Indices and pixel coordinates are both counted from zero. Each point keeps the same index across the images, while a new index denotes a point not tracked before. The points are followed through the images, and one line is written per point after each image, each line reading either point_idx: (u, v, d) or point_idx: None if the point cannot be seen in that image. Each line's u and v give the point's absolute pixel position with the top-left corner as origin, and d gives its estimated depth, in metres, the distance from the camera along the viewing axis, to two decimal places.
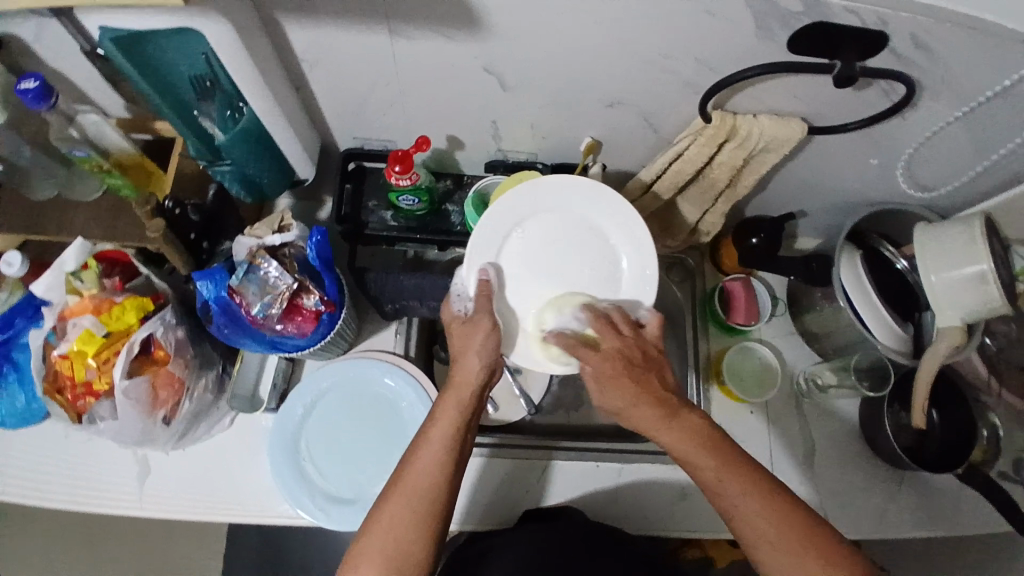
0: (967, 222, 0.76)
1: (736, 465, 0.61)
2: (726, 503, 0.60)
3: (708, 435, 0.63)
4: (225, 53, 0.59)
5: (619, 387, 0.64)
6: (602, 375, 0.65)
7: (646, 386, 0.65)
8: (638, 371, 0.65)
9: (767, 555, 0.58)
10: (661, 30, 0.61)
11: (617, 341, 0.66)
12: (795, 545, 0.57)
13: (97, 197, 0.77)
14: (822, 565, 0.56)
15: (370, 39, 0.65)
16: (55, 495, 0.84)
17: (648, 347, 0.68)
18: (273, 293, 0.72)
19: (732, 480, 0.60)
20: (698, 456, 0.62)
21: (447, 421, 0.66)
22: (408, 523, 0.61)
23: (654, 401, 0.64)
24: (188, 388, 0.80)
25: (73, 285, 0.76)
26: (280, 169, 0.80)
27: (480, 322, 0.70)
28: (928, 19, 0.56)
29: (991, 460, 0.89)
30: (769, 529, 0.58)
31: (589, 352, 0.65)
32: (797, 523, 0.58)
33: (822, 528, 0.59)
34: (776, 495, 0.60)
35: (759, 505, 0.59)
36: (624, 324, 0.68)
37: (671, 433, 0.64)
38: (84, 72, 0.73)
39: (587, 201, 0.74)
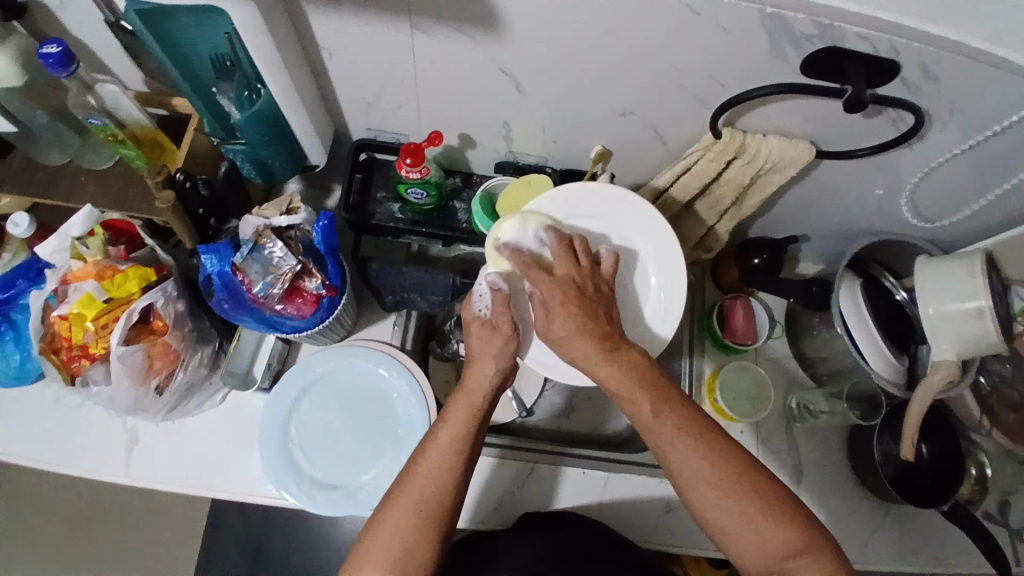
0: (971, 257, 0.76)
1: (670, 402, 0.62)
2: (663, 440, 0.61)
3: (645, 371, 0.64)
4: (246, 33, 0.60)
5: (565, 314, 0.65)
6: (552, 301, 0.66)
7: (596, 316, 0.65)
8: (586, 299, 0.66)
9: (704, 492, 0.59)
10: (675, 43, 0.62)
11: (571, 268, 0.68)
12: (730, 483, 0.58)
13: (108, 166, 0.80)
14: (759, 502, 0.58)
15: (391, 31, 0.66)
16: (44, 457, 0.85)
17: (599, 282, 0.69)
18: (275, 273, 0.73)
19: (668, 415, 0.61)
20: (633, 392, 0.63)
21: (458, 424, 0.66)
22: (413, 527, 0.62)
23: (599, 334, 0.65)
24: (182, 361, 0.80)
25: (78, 250, 0.77)
26: (292, 157, 0.82)
27: (500, 329, 0.69)
28: (941, 51, 0.57)
29: (978, 498, 0.90)
30: (706, 467, 0.59)
31: (540, 274, 0.67)
32: (735, 460, 0.59)
33: (761, 471, 0.59)
34: (711, 434, 0.61)
35: (694, 443, 0.60)
36: (581, 254, 0.70)
37: (609, 371, 0.64)
38: (106, 42, 0.74)
39: (626, 215, 0.77)
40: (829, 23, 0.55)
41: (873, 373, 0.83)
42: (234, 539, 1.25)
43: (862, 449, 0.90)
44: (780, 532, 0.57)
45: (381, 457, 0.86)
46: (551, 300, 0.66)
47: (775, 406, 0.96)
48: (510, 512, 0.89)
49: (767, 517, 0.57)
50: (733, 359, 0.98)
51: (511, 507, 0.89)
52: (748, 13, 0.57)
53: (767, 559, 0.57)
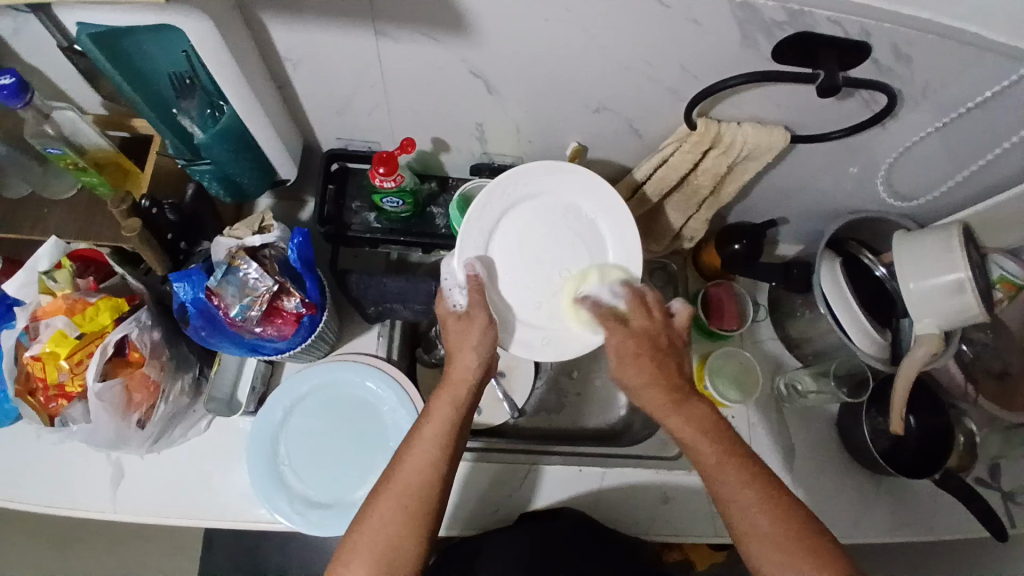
0: (947, 231, 0.77)
1: (738, 457, 0.65)
2: (726, 491, 0.64)
3: (715, 426, 0.68)
4: (205, 50, 0.58)
5: (638, 363, 0.69)
6: (623, 351, 0.70)
7: (668, 367, 0.70)
8: (661, 353, 0.70)
9: (763, 548, 0.61)
10: (646, 37, 0.61)
11: (645, 321, 0.71)
12: (787, 539, 0.61)
13: (73, 195, 0.77)
14: (815, 559, 0.60)
15: (354, 40, 0.64)
16: (25, 498, 0.82)
17: (674, 336, 0.72)
18: (252, 294, 0.71)
19: (733, 468, 0.64)
20: (701, 442, 0.66)
21: (440, 418, 0.67)
22: (399, 522, 0.62)
23: (670, 386, 0.69)
24: (163, 391, 0.78)
25: (47, 284, 0.74)
26: (261, 172, 0.79)
27: (476, 318, 0.70)
28: (913, 30, 0.56)
29: (968, 465, 0.92)
30: (765, 522, 0.62)
31: (618, 326, 0.71)
32: (792, 516, 0.62)
33: (815, 527, 0.62)
34: (774, 492, 0.64)
35: (755, 497, 0.63)
36: (656, 309, 0.73)
37: (681, 419, 0.68)
38: (58, 65, 0.71)
39: (575, 187, 0.75)
40: (799, 9, 0.55)
41: (857, 349, 0.83)
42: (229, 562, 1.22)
43: (851, 425, 0.91)
44: None
45: (373, 470, 0.85)
46: (628, 349, 0.70)
47: (764, 388, 0.96)
48: (509, 515, 0.88)
49: (820, 573, 0.59)
50: (720, 346, 0.98)
51: (508, 510, 0.88)
52: (717, 4, 0.56)
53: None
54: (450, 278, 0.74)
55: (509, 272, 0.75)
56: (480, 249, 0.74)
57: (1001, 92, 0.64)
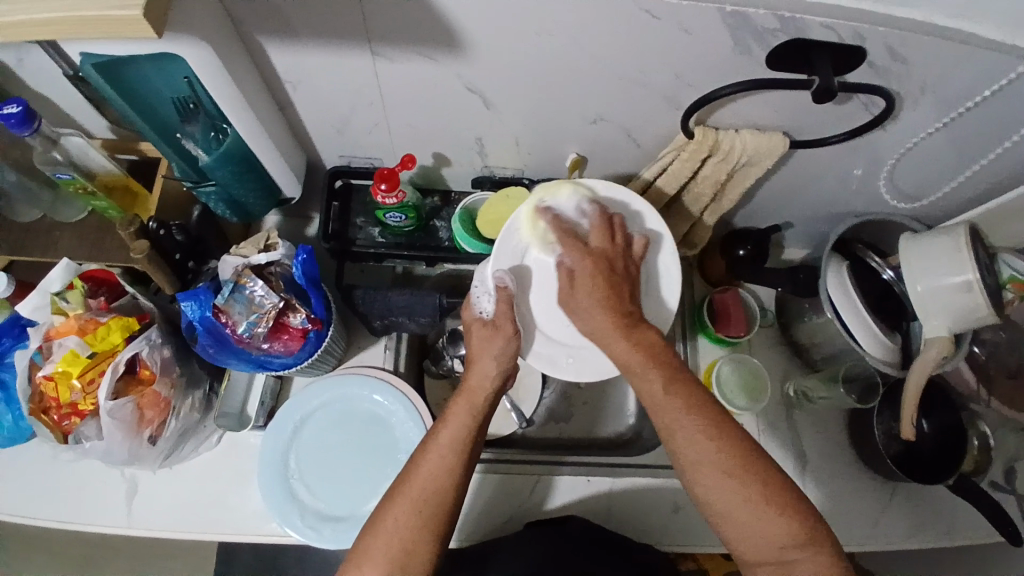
0: (954, 231, 0.76)
1: (683, 384, 0.62)
2: (669, 419, 0.61)
3: (660, 353, 0.65)
4: (206, 75, 0.59)
5: (590, 284, 0.67)
6: (581, 269, 0.69)
7: (619, 292, 0.67)
8: (613, 276, 0.68)
9: (708, 476, 0.59)
10: (639, 48, 0.62)
11: (605, 244, 0.70)
12: (737, 469, 0.58)
13: (82, 218, 0.79)
14: (765, 492, 0.57)
15: (352, 60, 0.65)
16: (44, 515, 0.84)
17: (629, 264, 0.71)
18: (259, 311, 0.73)
19: (678, 395, 0.61)
20: (646, 368, 0.63)
21: (458, 424, 0.66)
22: (415, 526, 0.62)
23: (620, 311, 0.66)
24: (173, 408, 0.79)
25: (59, 305, 0.76)
26: (266, 191, 0.81)
27: (502, 328, 0.71)
28: (907, 32, 0.56)
29: (983, 469, 0.89)
30: (713, 451, 0.59)
31: (576, 245, 0.70)
32: (742, 448, 0.59)
33: (776, 469, 0.59)
34: (720, 420, 0.61)
35: (701, 425, 0.60)
36: (619, 233, 0.71)
37: (627, 345, 0.65)
38: (68, 94, 0.73)
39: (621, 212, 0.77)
40: (790, 15, 0.55)
41: (864, 353, 0.83)
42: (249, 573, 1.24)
43: (863, 430, 0.90)
44: (785, 524, 0.57)
45: (383, 482, 0.86)
46: (581, 270, 0.68)
47: (773, 393, 0.96)
48: (518, 525, 0.89)
49: (769, 505, 0.57)
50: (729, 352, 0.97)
51: (518, 519, 0.89)
52: (708, 13, 0.56)
53: (764, 545, 0.57)
54: (480, 285, 0.75)
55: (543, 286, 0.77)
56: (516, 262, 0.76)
57: (1001, 91, 0.64)
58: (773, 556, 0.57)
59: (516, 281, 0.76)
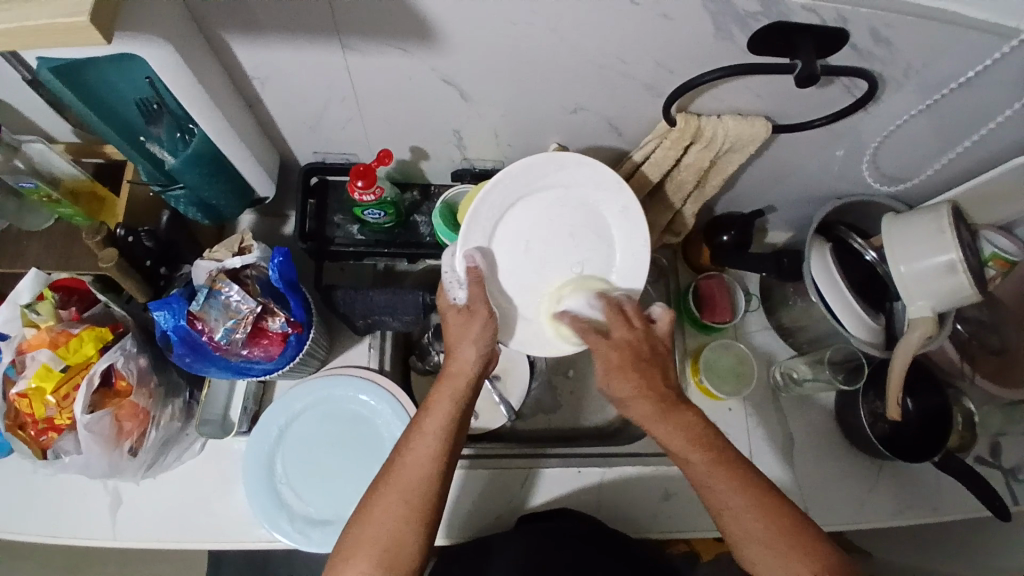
0: (937, 212, 0.76)
1: (728, 461, 0.63)
2: (718, 500, 0.63)
3: (704, 433, 0.64)
4: (170, 75, 0.57)
5: (623, 378, 0.65)
6: (609, 366, 0.66)
7: (652, 377, 0.66)
8: (644, 363, 0.66)
9: (758, 552, 0.61)
10: (617, 36, 0.60)
11: (627, 332, 0.67)
12: (785, 545, 0.60)
13: (49, 226, 0.76)
14: (811, 564, 0.59)
15: (323, 54, 0.63)
16: (24, 530, 0.82)
17: (657, 342, 0.68)
18: (236, 317, 0.71)
19: (725, 475, 0.62)
20: (690, 452, 0.64)
21: (441, 412, 0.65)
22: (402, 517, 0.61)
23: (657, 396, 0.65)
24: (153, 418, 0.78)
25: (29, 317, 0.74)
26: (237, 192, 0.78)
27: (477, 312, 0.68)
28: (889, 14, 0.55)
29: (968, 444, 0.91)
30: (759, 527, 0.61)
31: (599, 340, 0.66)
32: (788, 522, 0.61)
33: (820, 539, 0.61)
34: (768, 496, 0.62)
35: (750, 504, 0.61)
36: (637, 317, 0.68)
37: (670, 431, 0.64)
38: (23, 97, 0.70)
39: (583, 176, 0.72)
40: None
41: (852, 337, 0.82)
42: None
43: (849, 411, 0.90)
44: None
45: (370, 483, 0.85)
46: (609, 365, 0.65)
47: (760, 377, 0.96)
48: (510, 520, 0.88)
49: (813, 573, 0.59)
50: (713, 338, 0.98)
51: (509, 515, 0.88)
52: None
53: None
54: (451, 272, 0.72)
55: (511, 266, 0.74)
56: (484, 241, 0.72)
57: (985, 71, 0.63)
58: None
59: (484, 263, 0.72)
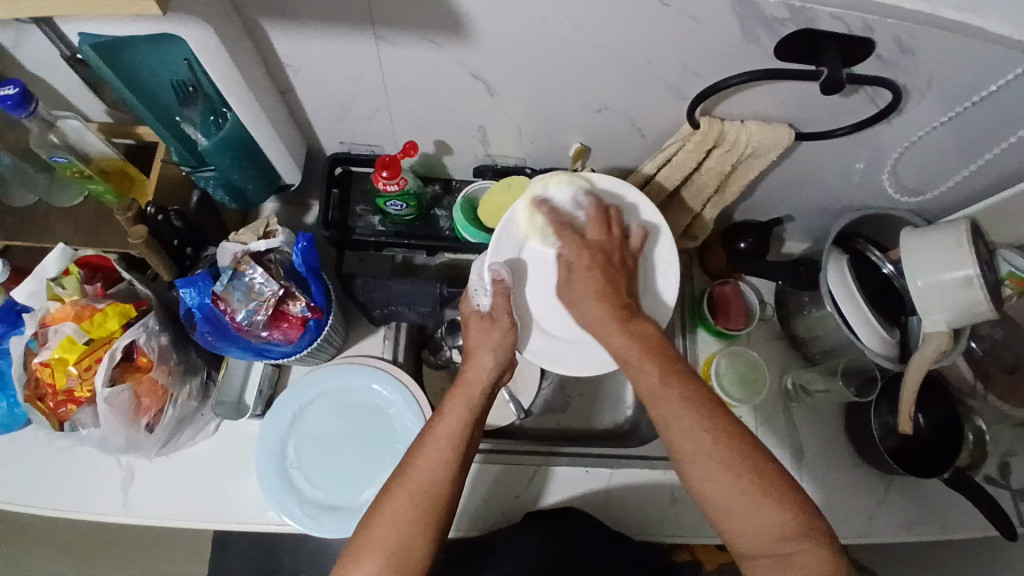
0: (956, 226, 0.76)
1: (680, 373, 0.62)
2: (666, 412, 0.61)
3: (657, 344, 0.65)
4: (207, 58, 0.58)
5: (587, 275, 0.69)
6: (578, 261, 0.70)
7: (615, 283, 0.69)
8: (609, 266, 0.69)
9: (705, 467, 0.58)
10: (645, 37, 0.61)
11: (601, 235, 0.71)
12: (733, 460, 0.58)
13: (77, 204, 0.78)
14: (760, 482, 0.57)
15: (356, 44, 0.64)
16: (39, 502, 0.83)
17: (627, 255, 0.72)
18: (258, 299, 0.72)
19: (676, 384, 0.61)
20: (642, 360, 0.64)
21: (455, 417, 0.66)
22: (411, 519, 0.61)
23: (617, 301, 0.67)
24: (171, 396, 0.79)
25: (55, 291, 0.76)
26: (265, 179, 0.80)
27: (499, 321, 0.72)
28: (915, 25, 0.56)
29: (978, 463, 0.90)
30: (708, 441, 0.58)
31: (574, 237, 0.71)
32: (736, 436, 0.59)
33: (775, 463, 0.58)
34: (716, 408, 0.60)
35: (699, 414, 0.60)
36: (615, 226, 0.72)
37: (625, 338, 0.65)
38: (63, 75, 0.72)
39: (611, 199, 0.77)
40: (800, 5, 0.54)
41: (864, 348, 0.83)
42: (241, 565, 1.22)
43: (860, 422, 0.90)
44: (780, 515, 0.56)
45: (381, 472, 0.85)
46: (577, 261, 0.70)
47: (772, 385, 0.96)
48: (517, 516, 0.89)
49: (766, 497, 0.56)
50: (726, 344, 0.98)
51: (515, 511, 0.89)
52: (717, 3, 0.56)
53: (761, 537, 0.56)
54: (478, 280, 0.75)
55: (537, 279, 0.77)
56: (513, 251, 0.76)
57: (1009, 85, 0.63)
58: (770, 549, 0.56)
59: (511, 275, 0.75)
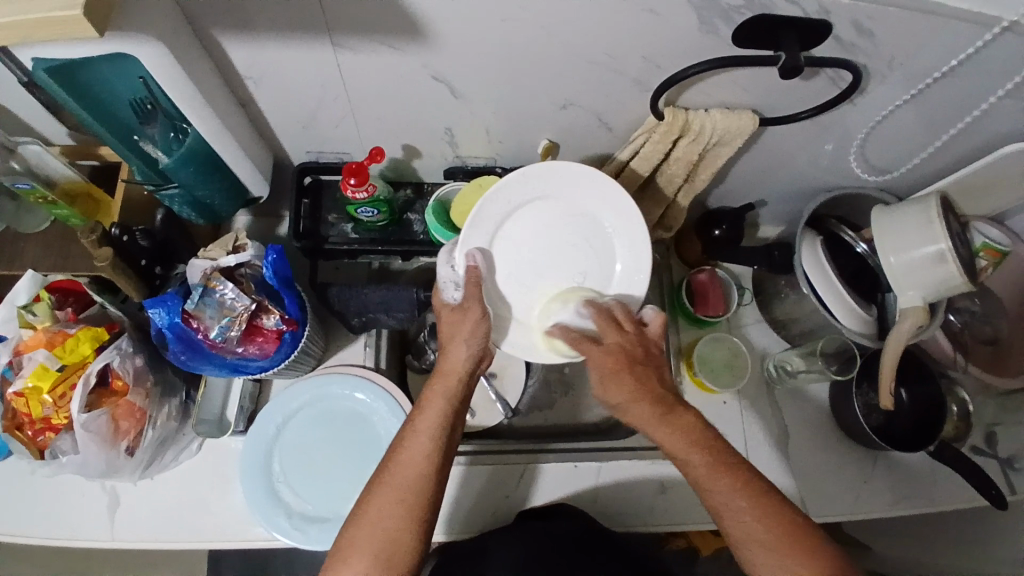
0: (925, 203, 0.76)
1: (726, 462, 0.64)
2: (718, 503, 0.62)
3: (700, 434, 0.65)
4: (161, 75, 0.58)
5: (620, 383, 0.65)
6: (605, 371, 0.65)
7: (647, 382, 0.66)
8: (638, 367, 0.66)
9: (761, 557, 0.60)
10: (604, 30, 0.61)
11: (619, 337, 0.67)
12: (790, 548, 0.60)
13: (46, 228, 0.77)
14: (815, 567, 0.59)
15: (314, 53, 0.64)
16: (23, 531, 0.82)
17: (650, 345, 0.68)
18: (231, 314, 0.71)
19: (723, 476, 0.63)
20: (689, 453, 0.64)
21: (434, 410, 0.66)
22: (397, 514, 0.61)
23: (655, 397, 0.65)
24: (150, 417, 0.78)
25: (26, 318, 0.75)
26: (232, 193, 0.79)
27: (470, 310, 0.68)
28: (870, 5, 0.56)
29: (963, 434, 0.91)
30: (762, 532, 0.61)
31: (593, 347, 0.66)
32: (789, 523, 0.61)
33: (826, 543, 0.61)
34: (765, 496, 0.62)
35: (750, 504, 0.61)
36: (626, 322, 0.68)
37: (669, 435, 0.64)
38: (19, 99, 0.71)
39: (592, 190, 0.73)
40: None
41: (843, 327, 0.83)
42: None
43: (841, 402, 0.91)
44: None
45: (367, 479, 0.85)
46: (605, 369, 0.65)
47: (754, 371, 0.96)
48: (508, 515, 0.89)
49: None
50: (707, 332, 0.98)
51: (506, 511, 0.89)
52: None
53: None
54: (448, 273, 0.73)
55: (511, 270, 0.75)
56: (486, 241, 0.73)
57: (969, 60, 0.64)
58: None
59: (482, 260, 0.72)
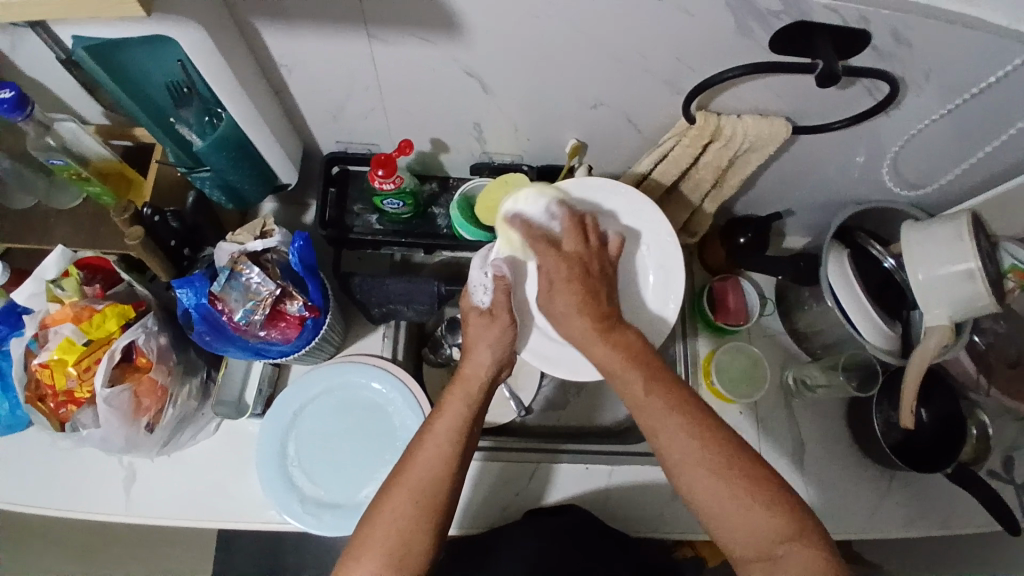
0: (957, 219, 0.75)
1: (664, 382, 0.63)
2: (651, 420, 0.61)
3: (640, 353, 0.65)
4: (199, 59, 0.59)
5: (569, 290, 0.67)
6: (557, 276, 0.68)
7: (597, 294, 0.67)
8: (590, 279, 0.68)
9: (692, 471, 0.58)
10: (639, 31, 0.61)
11: (579, 245, 0.69)
12: (721, 463, 0.58)
13: (77, 205, 0.79)
14: (746, 483, 0.57)
15: (348, 42, 0.64)
16: (41, 501, 0.84)
17: (606, 263, 0.70)
18: (256, 298, 0.72)
19: (659, 394, 0.62)
20: (627, 371, 0.64)
21: (452, 414, 0.66)
22: (411, 515, 0.60)
23: (598, 313, 0.67)
24: (170, 395, 0.79)
25: (54, 292, 0.76)
26: (261, 178, 0.80)
27: (498, 317, 0.71)
28: (911, 16, 0.55)
29: (982, 458, 0.90)
30: (694, 447, 0.59)
31: (549, 249, 0.68)
32: (721, 441, 0.59)
33: (763, 465, 0.59)
34: (699, 413, 0.61)
35: (683, 421, 0.60)
36: (592, 234, 0.70)
37: (609, 349, 0.66)
38: (59, 78, 0.72)
39: (626, 209, 0.77)
40: None
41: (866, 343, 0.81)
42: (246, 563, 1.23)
43: (862, 419, 0.90)
44: (770, 516, 0.56)
45: (379, 470, 0.86)
46: (559, 275, 0.67)
47: (773, 382, 0.95)
48: (516, 512, 0.89)
49: (755, 499, 0.57)
50: (727, 340, 0.97)
51: (515, 508, 0.89)
52: None
53: (756, 541, 0.56)
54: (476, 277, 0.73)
55: None
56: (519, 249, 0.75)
57: (1009, 76, 0.62)
58: (764, 551, 0.56)
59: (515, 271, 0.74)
